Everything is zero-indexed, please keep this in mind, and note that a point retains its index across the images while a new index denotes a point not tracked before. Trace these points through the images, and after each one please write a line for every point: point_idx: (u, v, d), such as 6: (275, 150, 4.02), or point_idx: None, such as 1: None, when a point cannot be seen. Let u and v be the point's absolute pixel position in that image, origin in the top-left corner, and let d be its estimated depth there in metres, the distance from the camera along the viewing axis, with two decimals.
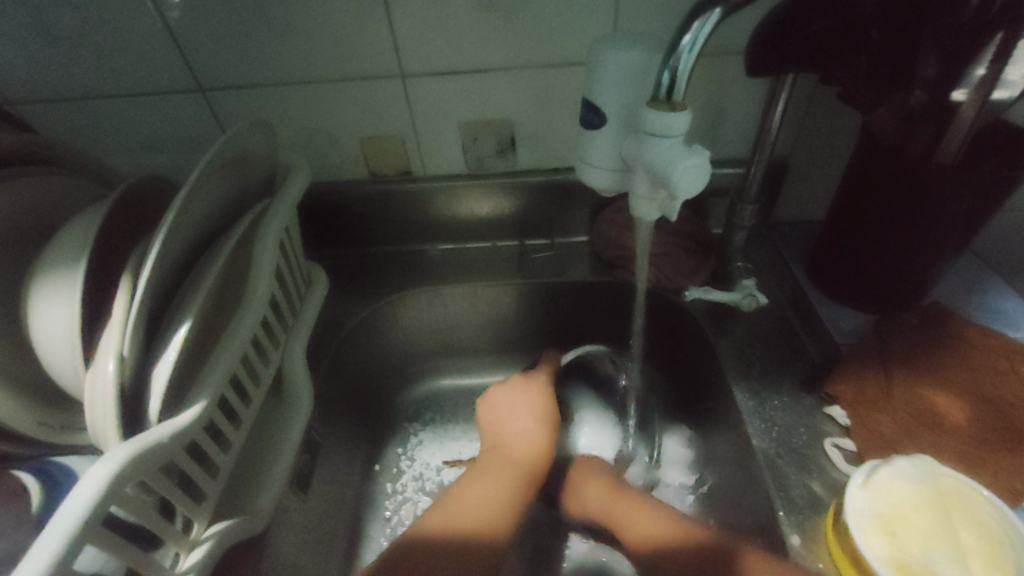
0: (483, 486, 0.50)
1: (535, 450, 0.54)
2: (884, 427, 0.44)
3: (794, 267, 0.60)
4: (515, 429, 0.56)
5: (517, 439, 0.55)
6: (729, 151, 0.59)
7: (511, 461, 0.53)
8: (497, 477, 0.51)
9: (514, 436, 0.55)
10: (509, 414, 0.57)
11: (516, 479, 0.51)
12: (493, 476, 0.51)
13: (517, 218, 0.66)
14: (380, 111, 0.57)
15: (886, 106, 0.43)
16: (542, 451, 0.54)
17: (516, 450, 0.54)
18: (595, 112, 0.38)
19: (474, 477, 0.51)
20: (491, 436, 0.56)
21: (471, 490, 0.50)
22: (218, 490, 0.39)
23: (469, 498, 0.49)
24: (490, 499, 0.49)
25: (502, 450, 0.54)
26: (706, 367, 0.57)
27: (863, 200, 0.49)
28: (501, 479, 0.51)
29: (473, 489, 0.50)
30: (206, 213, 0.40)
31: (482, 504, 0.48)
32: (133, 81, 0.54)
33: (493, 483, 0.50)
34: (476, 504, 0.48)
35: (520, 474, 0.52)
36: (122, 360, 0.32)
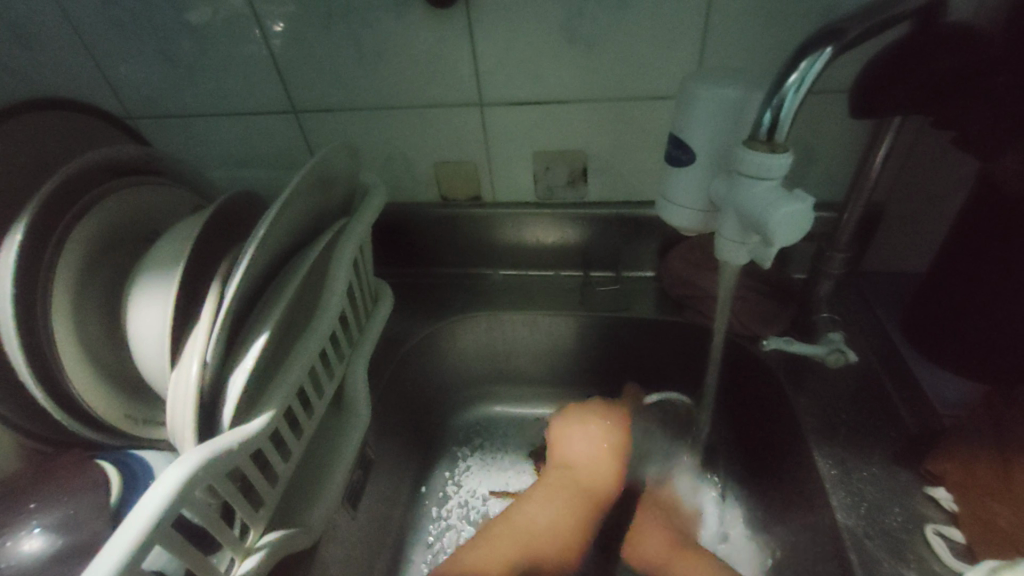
0: (551, 506, 0.52)
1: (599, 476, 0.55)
2: (1003, 520, 0.37)
3: (887, 325, 0.56)
4: (583, 451, 0.56)
5: (584, 462, 0.55)
6: (819, 193, 0.55)
7: (576, 482, 0.54)
8: (558, 500, 0.52)
9: (584, 462, 0.55)
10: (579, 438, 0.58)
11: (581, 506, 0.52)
12: (561, 496, 0.53)
13: (584, 249, 0.65)
14: (457, 138, 0.59)
15: (1014, 153, 0.39)
16: (607, 482, 0.55)
17: (583, 474, 0.55)
18: (684, 150, 0.37)
19: (542, 495, 0.53)
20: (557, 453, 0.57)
21: (534, 509, 0.52)
22: (276, 499, 0.39)
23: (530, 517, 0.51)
24: (554, 518, 0.51)
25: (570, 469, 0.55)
26: (782, 425, 0.52)
27: (975, 256, 0.44)
28: (567, 502, 0.52)
29: (541, 509, 0.51)
30: (291, 229, 0.42)
31: (551, 524, 0.51)
32: (236, 101, 0.59)
33: (563, 505, 0.52)
34: (537, 520, 0.51)
35: (583, 497, 0.53)
36: (204, 366, 0.34)
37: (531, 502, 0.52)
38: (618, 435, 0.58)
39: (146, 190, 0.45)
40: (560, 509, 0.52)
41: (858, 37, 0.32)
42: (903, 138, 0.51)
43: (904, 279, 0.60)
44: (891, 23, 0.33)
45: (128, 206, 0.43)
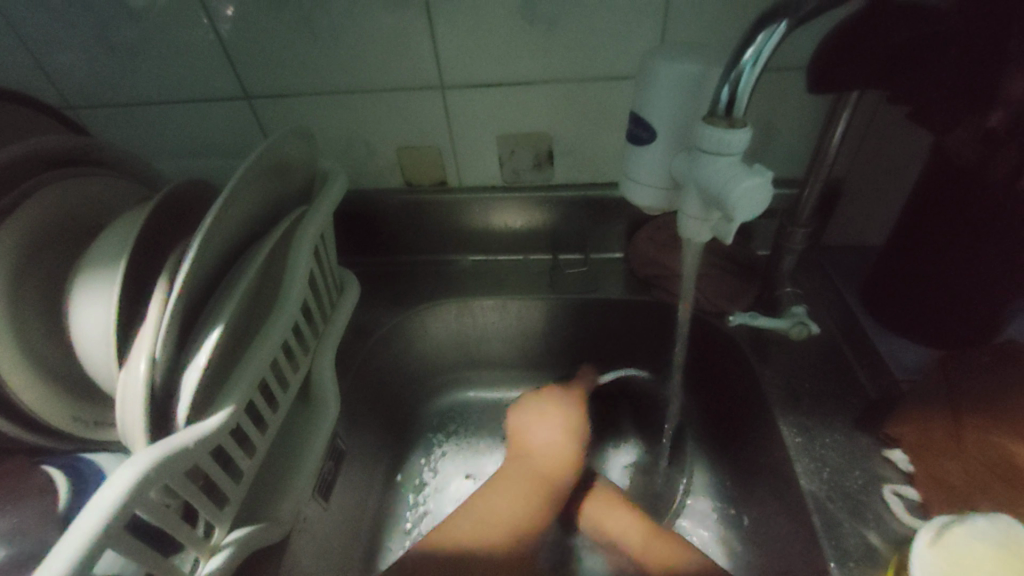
0: (507, 494, 0.51)
1: (558, 458, 0.53)
2: (954, 477, 0.39)
3: (846, 295, 0.57)
4: (543, 438, 0.55)
5: (543, 447, 0.54)
6: (781, 169, 0.56)
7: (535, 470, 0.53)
8: (523, 479, 0.52)
9: (543, 445, 0.54)
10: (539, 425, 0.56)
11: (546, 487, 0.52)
12: (523, 481, 0.52)
13: (552, 232, 0.64)
14: (419, 122, 0.57)
15: (963, 128, 0.40)
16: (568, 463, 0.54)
17: (543, 461, 0.53)
18: (644, 127, 0.36)
19: (498, 483, 0.52)
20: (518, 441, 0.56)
21: (495, 499, 0.51)
22: (241, 496, 0.38)
23: (490, 507, 0.50)
24: (518, 511, 0.50)
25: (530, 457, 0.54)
26: (749, 397, 0.54)
27: (929, 227, 0.46)
28: (519, 496, 0.51)
29: (499, 498, 0.51)
30: (243, 219, 0.40)
31: (505, 516, 0.49)
32: (183, 88, 0.56)
33: (518, 492, 0.51)
34: (495, 514, 0.49)
35: (543, 484, 0.52)
36: (154, 363, 0.32)
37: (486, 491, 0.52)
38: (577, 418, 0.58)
39: (87, 181, 0.42)
40: (519, 495, 0.51)
41: (813, 10, 0.31)
42: (859, 113, 0.52)
43: (862, 250, 0.61)
44: None
45: (68, 198, 0.41)
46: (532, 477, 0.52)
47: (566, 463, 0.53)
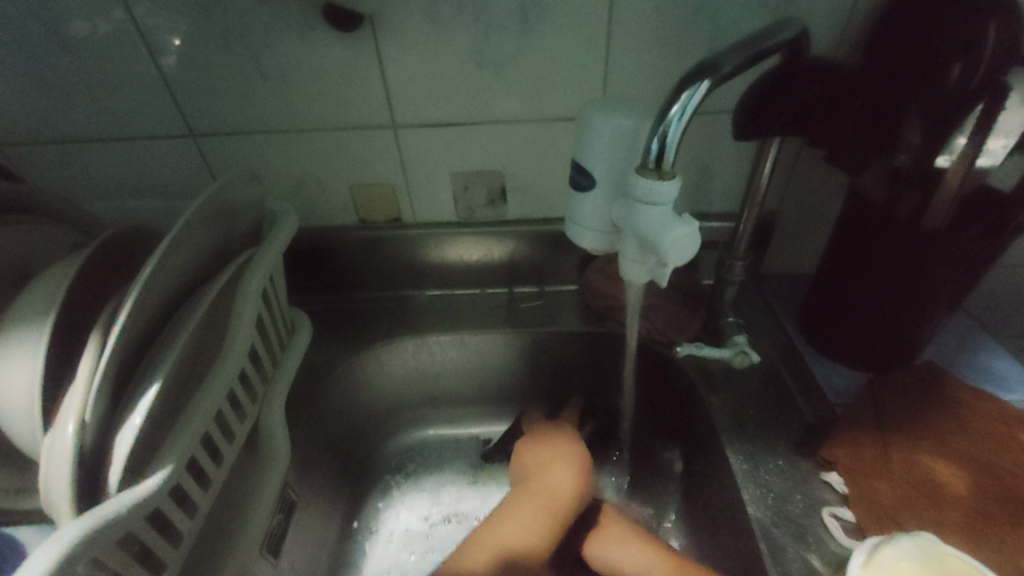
0: (516, 523, 0.50)
1: (566, 492, 0.52)
2: (883, 496, 0.43)
3: (785, 322, 0.61)
4: (561, 478, 0.53)
5: (547, 476, 0.53)
6: (720, 205, 0.59)
7: (537, 496, 0.52)
8: (530, 512, 0.51)
9: (540, 471, 0.54)
10: (545, 464, 0.55)
11: (552, 511, 0.51)
12: (533, 511, 0.51)
13: (507, 266, 0.65)
14: (371, 160, 0.57)
15: (873, 169, 0.44)
16: (571, 493, 0.52)
17: (539, 484, 0.53)
18: (584, 175, 0.38)
19: (506, 513, 0.51)
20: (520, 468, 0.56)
21: (501, 527, 0.50)
22: (178, 559, 0.36)
23: (499, 531, 0.49)
24: (526, 529, 0.49)
25: (543, 487, 0.52)
26: (698, 425, 0.56)
27: (852, 260, 0.49)
28: (539, 514, 0.50)
29: (503, 526, 0.50)
30: (183, 266, 0.39)
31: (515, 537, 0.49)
32: (122, 126, 0.54)
33: (532, 521, 0.50)
34: (509, 532, 0.49)
35: (553, 513, 0.51)
36: (84, 424, 0.30)
37: (499, 514, 0.52)
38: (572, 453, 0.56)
39: (15, 230, 0.41)
40: (530, 518, 0.50)
41: (733, 70, 0.33)
42: (785, 155, 0.56)
43: (798, 279, 0.65)
44: (761, 57, 0.36)
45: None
46: (544, 503, 0.51)
47: (568, 488, 0.52)
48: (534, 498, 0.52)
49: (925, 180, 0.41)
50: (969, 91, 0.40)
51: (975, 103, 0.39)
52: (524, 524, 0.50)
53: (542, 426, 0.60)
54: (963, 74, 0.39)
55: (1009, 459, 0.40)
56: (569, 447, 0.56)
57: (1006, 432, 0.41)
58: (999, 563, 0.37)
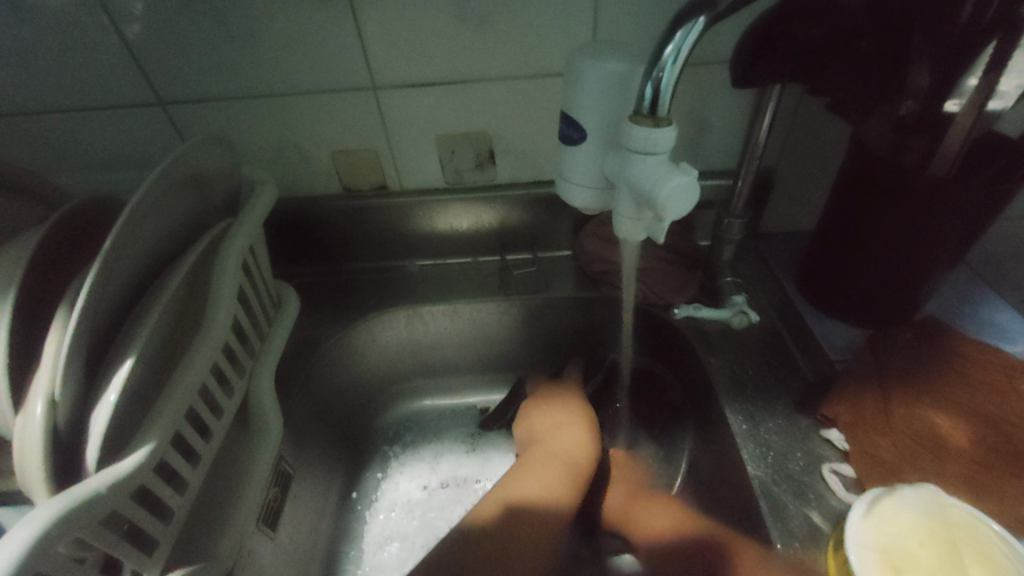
0: (535, 478, 0.54)
1: (580, 451, 0.56)
2: (885, 452, 0.42)
3: (782, 280, 0.59)
4: (573, 439, 0.56)
5: (560, 438, 0.57)
6: (717, 162, 0.57)
7: (553, 454, 0.56)
8: (550, 469, 0.54)
9: (554, 434, 0.57)
10: (558, 429, 0.58)
11: (569, 469, 0.55)
12: (556, 470, 0.54)
13: (499, 232, 0.63)
14: (352, 124, 0.55)
15: (877, 117, 0.43)
16: (586, 450, 0.56)
17: (553, 443, 0.57)
18: (575, 127, 0.36)
19: (525, 471, 0.55)
20: (528, 431, 0.60)
21: (522, 480, 0.54)
22: (171, 537, 0.36)
23: (523, 485, 0.53)
24: (551, 482, 0.53)
25: (554, 448, 0.56)
26: (697, 386, 0.55)
27: (856, 213, 0.47)
28: (558, 472, 0.54)
29: (524, 481, 0.54)
30: (153, 238, 0.37)
31: (538, 491, 0.52)
32: (84, 94, 0.51)
33: (550, 473, 0.54)
34: (534, 485, 0.53)
35: (571, 467, 0.55)
36: (54, 404, 0.29)
37: (522, 473, 0.55)
38: (582, 417, 0.58)
39: None
40: (553, 476, 0.54)
41: (731, 5, 0.31)
42: (785, 106, 0.54)
43: (796, 236, 0.64)
44: None
45: None
46: (561, 463, 0.55)
47: (581, 444, 0.56)
48: (553, 457, 0.55)
49: (932, 124, 0.40)
50: (982, 26, 0.37)
51: (988, 39, 0.37)
52: (545, 480, 0.53)
53: (551, 389, 0.62)
54: (975, 12, 0.37)
55: (1010, 409, 0.39)
56: (579, 409, 0.59)
57: (1007, 383, 0.41)
58: (999, 511, 0.38)
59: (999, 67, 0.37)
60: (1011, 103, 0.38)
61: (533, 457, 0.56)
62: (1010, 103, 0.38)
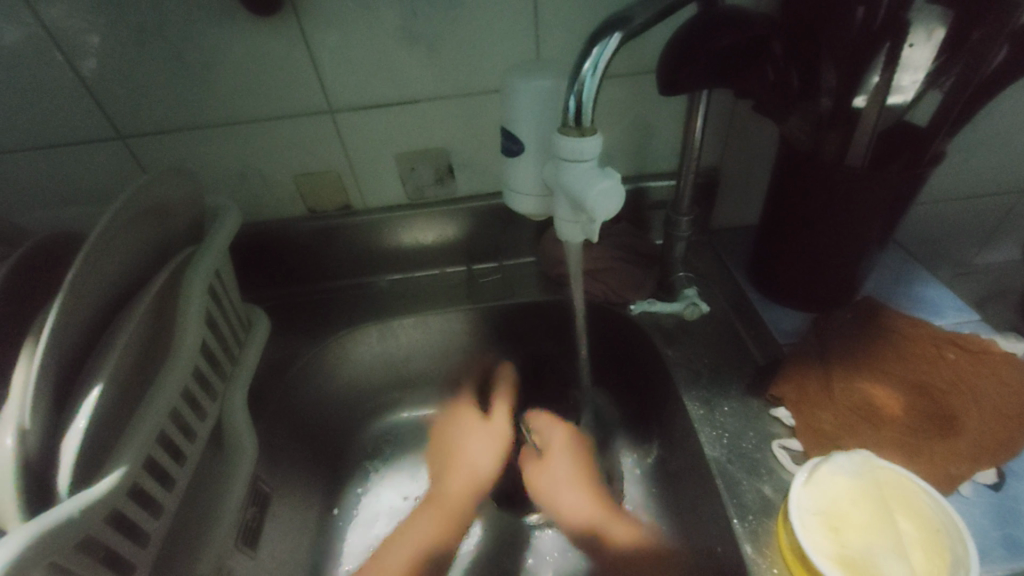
0: (422, 522, 0.58)
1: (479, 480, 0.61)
2: (826, 423, 0.45)
3: (733, 272, 0.63)
4: (454, 487, 0.60)
5: (469, 470, 0.61)
6: (663, 164, 0.61)
7: (443, 494, 0.60)
8: (435, 506, 0.59)
9: (466, 464, 0.62)
10: (468, 447, 0.63)
11: (455, 514, 0.58)
12: (431, 515, 0.58)
13: (462, 244, 0.66)
14: (311, 147, 0.57)
15: (798, 114, 0.47)
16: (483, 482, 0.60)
17: (455, 477, 0.61)
18: (514, 140, 0.38)
19: (417, 511, 0.59)
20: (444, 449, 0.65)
21: (410, 522, 0.58)
22: (147, 560, 0.36)
23: (408, 530, 0.58)
24: (427, 531, 0.57)
25: (460, 465, 0.62)
26: (657, 378, 0.58)
27: (789, 205, 0.51)
28: (438, 522, 0.58)
29: (415, 522, 0.58)
30: (116, 267, 0.38)
31: (415, 539, 0.56)
32: (44, 132, 0.52)
33: (436, 520, 0.58)
34: (413, 536, 0.57)
35: (463, 499, 0.59)
36: (24, 431, 0.30)
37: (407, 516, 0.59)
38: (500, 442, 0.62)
39: None
40: (427, 523, 0.58)
41: (645, 22, 0.34)
42: (721, 108, 0.57)
43: (744, 231, 0.68)
44: (676, 9, 0.36)
45: None
46: (439, 513, 0.58)
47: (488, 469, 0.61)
48: (434, 504, 0.60)
49: (846, 119, 0.45)
50: (875, 29, 0.41)
51: (882, 43, 0.41)
52: (425, 529, 0.57)
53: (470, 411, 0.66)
54: (868, 16, 0.41)
55: (938, 376, 0.44)
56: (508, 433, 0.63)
57: (937, 353, 0.46)
58: (931, 472, 0.41)
59: (892, 65, 0.42)
60: (912, 97, 0.43)
61: (421, 508, 0.60)
62: (911, 97, 0.43)
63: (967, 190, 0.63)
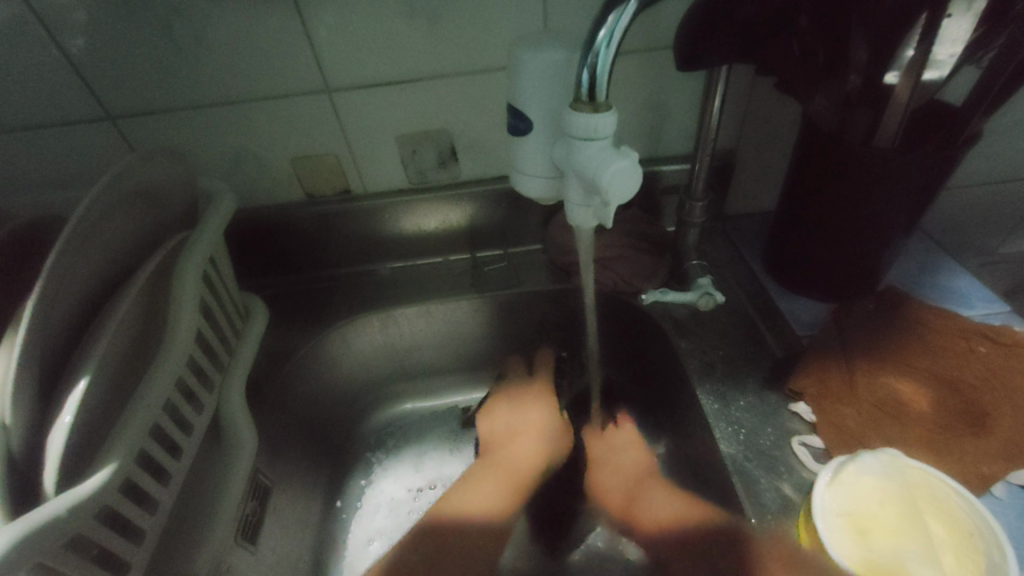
0: (483, 492, 0.53)
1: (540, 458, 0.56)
2: (850, 420, 0.43)
3: (749, 261, 0.60)
4: (525, 450, 0.56)
5: (529, 444, 0.57)
6: (677, 147, 0.58)
7: (507, 468, 0.55)
8: (500, 479, 0.54)
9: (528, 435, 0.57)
10: (527, 430, 0.57)
11: (520, 481, 0.54)
12: (498, 481, 0.54)
13: (467, 230, 0.63)
14: (310, 128, 0.54)
15: (824, 93, 0.43)
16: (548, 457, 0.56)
17: (517, 449, 0.56)
18: (521, 118, 0.36)
19: (479, 478, 0.54)
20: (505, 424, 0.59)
21: (471, 491, 0.53)
22: (143, 558, 0.35)
23: (472, 498, 0.52)
24: (493, 494, 0.53)
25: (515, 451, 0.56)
26: (669, 370, 0.56)
27: (811, 189, 0.48)
28: (506, 482, 0.54)
29: (474, 493, 0.53)
30: (101, 254, 0.36)
31: (483, 504, 0.52)
32: (30, 113, 0.50)
33: (501, 488, 0.53)
34: (479, 499, 0.52)
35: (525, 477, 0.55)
36: (5, 429, 0.28)
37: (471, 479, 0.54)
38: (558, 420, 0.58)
39: None
40: (495, 490, 0.53)
41: None
42: (739, 86, 0.54)
43: (761, 217, 0.65)
44: None
45: None
46: (508, 475, 0.54)
47: (557, 440, 0.57)
48: (499, 467, 0.55)
49: (874, 98, 0.41)
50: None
51: (918, 11, 0.36)
52: (490, 494, 0.53)
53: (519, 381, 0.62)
54: None
55: (968, 373, 0.42)
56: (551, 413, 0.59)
57: (966, 346, 0.44)
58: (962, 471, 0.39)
59: (931, 35, 0.36)
60: (949, 73, 0.38)
61: (481, 467, 0.55)
62: (948, 73, 0.38)
63: (997, 173, 0.60)
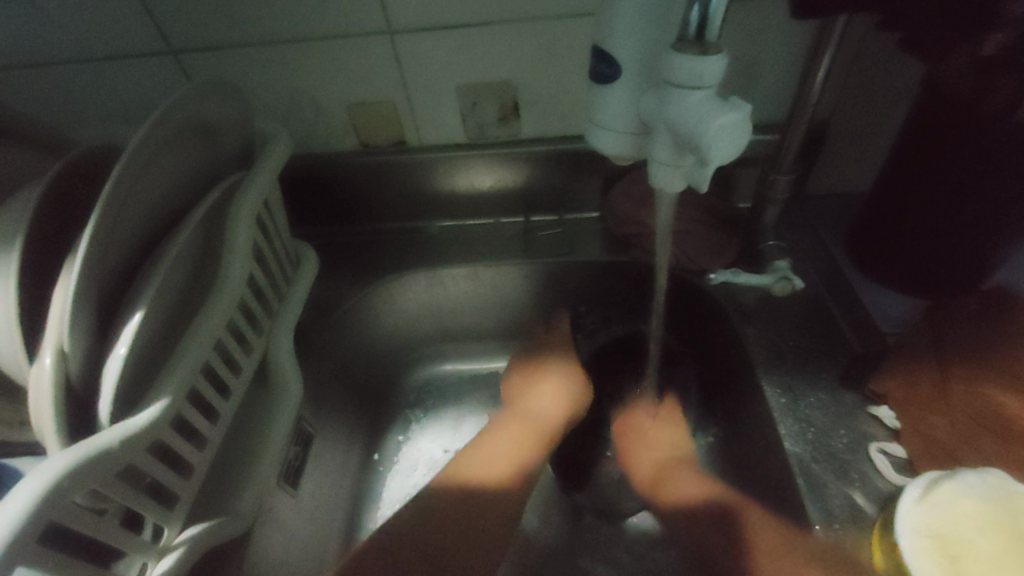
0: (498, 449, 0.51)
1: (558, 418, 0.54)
2: (940, 432, 0.38)
3: (831, 249, 0.55)
4: (545, 408, 0.55)
5: (547, 408, 0.55)
6: (765, 113, 0.52)
7: (527, 426, 0.54)
8: (515, 439, 0.53)
9: (546, 399, 0.55)
10: (547, 391, 0.56)
11: (536, 440, 0.53)
12: (515, 436, 0.53)
13: (522, 191, 0.60)
14: (369, 73, 0.52)
15: (958, 54, 0.37)
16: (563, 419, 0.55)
17: (532, 409, 0.55)
18: (608, 63, 0.32)
19: (497, 435, 0.53)
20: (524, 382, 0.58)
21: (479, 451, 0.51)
22: (191, 493, 0.35)
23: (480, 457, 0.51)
24: (507, 452, 0.51)
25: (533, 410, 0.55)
26: (731, 356, 0.52)
27: (923, 164, 0.42)
28: (522, 439, 0.53)
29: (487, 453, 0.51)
30: (159, 188, 0.35)
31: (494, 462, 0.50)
32: (95, 43, 0.49)
33: (517, 444, 0.52)
34: (488, 457, 0.51)
35: (541, 436, 0.53)
36: (63, 355, 0.28)
37: (485, 439, 0.53)
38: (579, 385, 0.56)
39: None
40: (512, 444, 0.52)
41: None
42: (847, 46, 0.48)
43: (848, 199, 0.59)
44: None
45: None
46: (528, 429, 0.54)
47: (573, 403, 0.55)
48: (520, 423, 0.54)
49: (1022, 60, 0.34)
50: None
51: None
52: (501, 452, 0.51)
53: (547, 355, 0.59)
54: None
55: None
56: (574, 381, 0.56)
57: None
58: None
59: None
60: None
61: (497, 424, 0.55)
62: None
63: None
